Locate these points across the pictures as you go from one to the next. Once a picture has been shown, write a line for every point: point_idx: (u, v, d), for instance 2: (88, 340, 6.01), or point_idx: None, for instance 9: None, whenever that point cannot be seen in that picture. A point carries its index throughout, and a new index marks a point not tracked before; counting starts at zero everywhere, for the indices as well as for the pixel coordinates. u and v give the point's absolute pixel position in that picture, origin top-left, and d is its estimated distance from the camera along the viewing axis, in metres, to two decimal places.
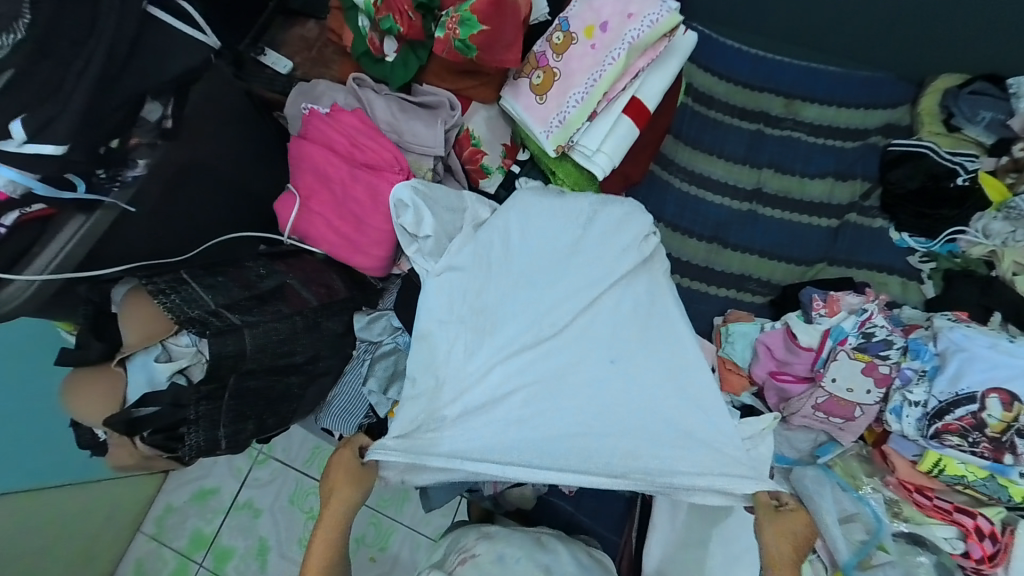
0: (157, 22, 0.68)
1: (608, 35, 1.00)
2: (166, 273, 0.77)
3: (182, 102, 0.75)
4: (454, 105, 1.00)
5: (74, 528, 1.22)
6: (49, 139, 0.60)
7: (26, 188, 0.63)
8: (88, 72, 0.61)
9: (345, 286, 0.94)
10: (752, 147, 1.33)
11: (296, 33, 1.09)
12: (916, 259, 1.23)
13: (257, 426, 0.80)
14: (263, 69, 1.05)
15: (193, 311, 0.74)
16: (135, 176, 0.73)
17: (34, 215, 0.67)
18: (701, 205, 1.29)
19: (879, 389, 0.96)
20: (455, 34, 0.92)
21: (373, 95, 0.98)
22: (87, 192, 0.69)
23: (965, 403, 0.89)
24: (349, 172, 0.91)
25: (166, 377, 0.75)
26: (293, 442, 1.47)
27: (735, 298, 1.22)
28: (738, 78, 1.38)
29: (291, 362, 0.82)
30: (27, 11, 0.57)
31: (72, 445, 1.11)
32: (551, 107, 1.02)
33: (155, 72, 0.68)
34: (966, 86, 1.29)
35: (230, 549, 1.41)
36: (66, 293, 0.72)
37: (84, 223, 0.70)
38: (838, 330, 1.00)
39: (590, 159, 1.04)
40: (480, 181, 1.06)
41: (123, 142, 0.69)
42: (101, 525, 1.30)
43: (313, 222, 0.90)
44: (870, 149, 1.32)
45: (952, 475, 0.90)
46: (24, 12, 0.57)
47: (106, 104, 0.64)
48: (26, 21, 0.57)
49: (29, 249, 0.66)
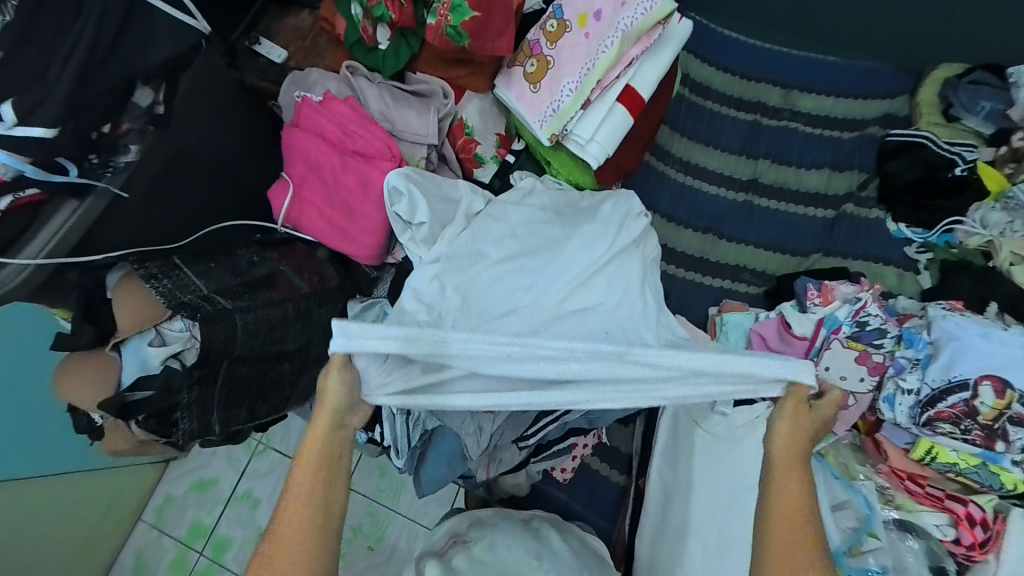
0: (144, 5, 0.68)
1: (601, 23, 0.99)
2: (157, 259, 0.78)
3: (173, 89, 0.75)
4: (447, 94, 1.00)
5: (74, 517, 1.24)
6: (38, 123, 0.61)
7: (16, 171, 0.63)
8: (75, 54, 0.62)
9: (337, 275, 0.93)
10: (749, 138, 1.33)
11: (290, 23, 1.09)
12: (913, 250, 1.22)
13: (249, 414, 0.80)
14: (256, 59, 1.05)
15: (184, 296, 0.76)
16: (126, 162, 0.73)
17: (26, 201, 0.66)
18: (696, 196, 1.29)
19: (872, 377, 0.96)
20: (447, 21, 0.92)
21: (365, 83, 0.97)
22: (79, 177, 0.68)
23: (957, 390, 0.89)
24: (340, 160, 0.90)
25: (160, 362, 0.75)
26: (292, 433, 1.48)
27: (729, 289, 1.21)
28: (735, 68, 1.37)
29: (283, 349, 0.83)
30: None
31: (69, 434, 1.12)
32: (544, 96, 1.01)
33: (143, 58, 0.68)
34: (966, 76, 1.27)
35: (228, 539, 1.42)
36: (55, 280, 0.71)
37: (76, 209, 0.70)
38: (831, 320, 1.00)
39: (584, 148, 1.04)
40: (474, 171, 1.05)
41: (114, 128, 0.70)
42: (101, 514, 1.31)
43: (306, 212, 0.92)
44: (868, 140, 1.31)
45: (944, 462, 0.90)
46: None
47: (94, 90, 0.64)
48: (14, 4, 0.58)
49: (20, 235, 0.66)
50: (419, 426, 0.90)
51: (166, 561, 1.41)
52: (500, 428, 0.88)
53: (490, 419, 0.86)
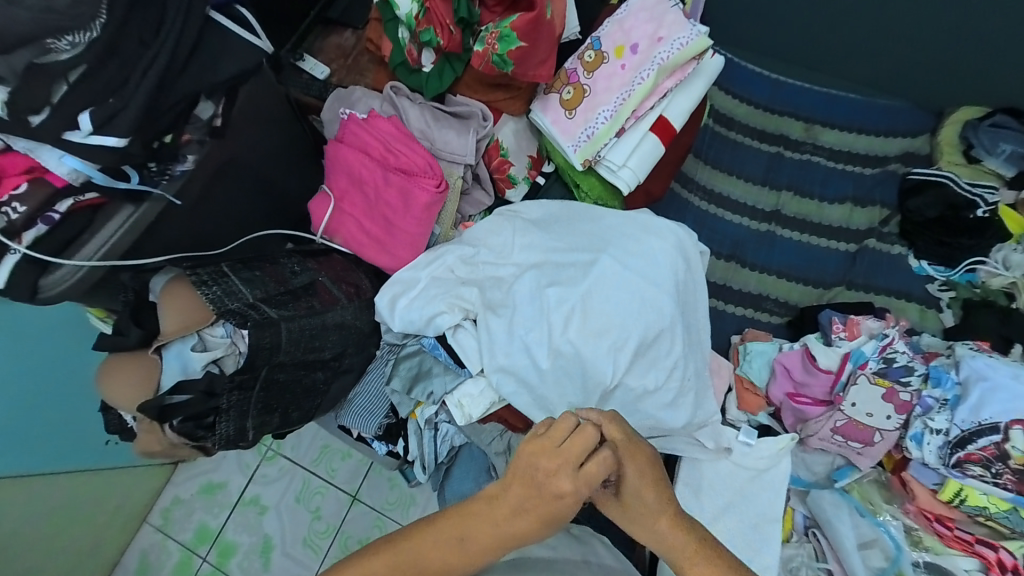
0: (217, 25, 0.71)
1: (637, 57, 1.06)
2: (208, 265, 0.79)
3: (231, 102, 0.79)
4: (486, 116, 1.04)
5: (75, 505, 1.26)
6: (112, 132, 0.63)
7: (85, 177, 0.68)
8: (151, 70, 0.64)
9: (372, 286, 0.97)
10: (770, 169, 1.37)
11: (333, 42, 1.18)
12: (935, 288, 1.24)
13: (281, 420, 0.82)
14: (300, 74, 1.13)
15: (232, 302, 0.75)
16: (182, 171, 0.77)
17: (86, 204, 0.71)
18: (718, 223, 1.32)
19: (900, 415, 0.95)
20: (493, 49, 0.95)
21: (408, 103, 1.02)
22: (139, 183, 0.72)
23: (988, 433, 0.88)
24: (383, 175, 0.95)
25: (201, 367, 0.76)
26: (302, 440, 1.53)
27: (751, 316, 1.23)
28: (786, 109, 1.42)
29: (320, 357, 0.84)
30: (104, 12, 0.61)
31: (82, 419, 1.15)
32: (624, 76, 1.06)
33: (211, 74, 0.70)
34: (988, 118, 1.30)
35: (233, 545, 1.46)
36: (108, 281, 0.76)
37: (131, 213, 0.74)
38: (857, 354, 1.00)
39: (616, 174, 1.08)
40: (506, 190, 1.10)
41: (175, 138, 0.74)
42: (103, 498, 1.33)
43: (344, 223, 0.96)
44: (889, 176, 1.34)
45: (974, 505, 0.89)
46: (101, 12, 0.61)
47: (164, 101, 0.67)
48: (101, 21, 0.61)
49: (77, 237, 0.71)
50: (447, 441, 0.91)
51: (171, 564, 1.45)
52: None
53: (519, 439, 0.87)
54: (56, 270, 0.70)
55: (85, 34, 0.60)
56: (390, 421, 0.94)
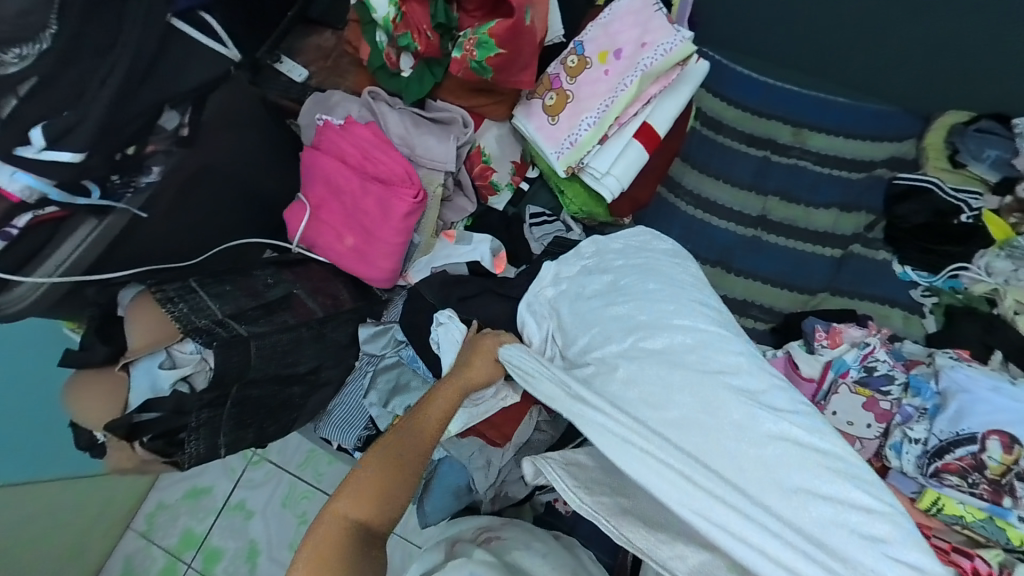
0: (180, 33, 0.70)
1: (621, 62, 1.04)
2: (175, 281, 0.77)
3: (199, 110, 0.77)
4: (467, 122, 1.02)
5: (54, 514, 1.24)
6: (69, 146, 0.62)
7: (42, 194, 0.64)
8: (110, 81, 0.63)
9: (351, 298, 0.94)
10: (759, 174, 1.36)
11: (313, 43, 1.13)
12: (919, 294, 1.24)
13: (256, 435, 0.79)
14: (278, 76, 1.09)
15: (199, 319, 0.74)
16: (148, 182, 0.74)
17: (48, 217, 0.68)
18: (706, 229, 1.31)
19: (879, 424, 0.96)
20: (472, 56, 0.93)
21: (387, 108, 1.00)
22: (101, 197, 0.70)
23: (965, 443, 0.88)
24: (360, 183, 0.92)
25: (170, 384, 0.74)
26: (289, 446, 1.51)
27: (737, 323, 1.22)
28: (776, 114, 1.40)
29: (295, 372, 0.82)
30: (54, 22, 0.58)
31: (59, 430, 1.13)
32: (609, 82, 1.04)
33: (175, 81, 0.70)
34: (974, 123, 1.30)
35: (219, 550, 1.45)
36: (74, 295, 0.74)
37: (96, 226, 0.71)
38: (840, 363, 1.00)
39: (600, 181, 1.06)
40: (489, 198, 1.09)
41: (140, 150, 0.71)
42: (85, 507, 1.31)
43: (323, 232, 0.93)
44: (877, 181, 1.33)
45: (952, 514, 0.88)
46: (50, 22, 0.58)
47: (127, 111, 0.66)
48: (52, 32, 0.58)
49: (39, 252, 0.68)
50: None
51: (156, 570, 1.44)
52: (509, 464, 0.88)
53: (499, 454, 0.87)
54: (16, 287, 0.67)
55: (35, 46, 0.58)
56: (369, 433, 0.90)
